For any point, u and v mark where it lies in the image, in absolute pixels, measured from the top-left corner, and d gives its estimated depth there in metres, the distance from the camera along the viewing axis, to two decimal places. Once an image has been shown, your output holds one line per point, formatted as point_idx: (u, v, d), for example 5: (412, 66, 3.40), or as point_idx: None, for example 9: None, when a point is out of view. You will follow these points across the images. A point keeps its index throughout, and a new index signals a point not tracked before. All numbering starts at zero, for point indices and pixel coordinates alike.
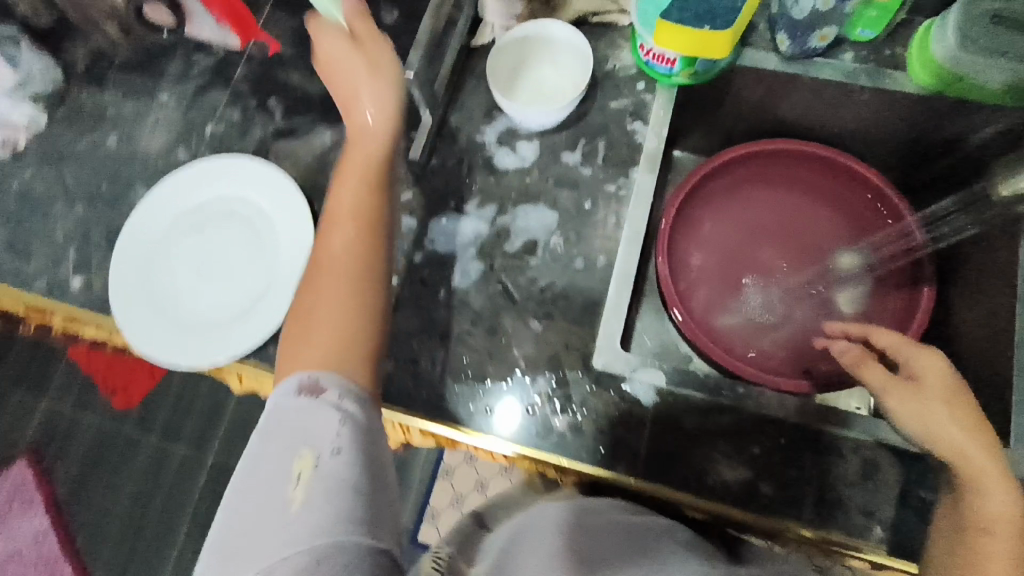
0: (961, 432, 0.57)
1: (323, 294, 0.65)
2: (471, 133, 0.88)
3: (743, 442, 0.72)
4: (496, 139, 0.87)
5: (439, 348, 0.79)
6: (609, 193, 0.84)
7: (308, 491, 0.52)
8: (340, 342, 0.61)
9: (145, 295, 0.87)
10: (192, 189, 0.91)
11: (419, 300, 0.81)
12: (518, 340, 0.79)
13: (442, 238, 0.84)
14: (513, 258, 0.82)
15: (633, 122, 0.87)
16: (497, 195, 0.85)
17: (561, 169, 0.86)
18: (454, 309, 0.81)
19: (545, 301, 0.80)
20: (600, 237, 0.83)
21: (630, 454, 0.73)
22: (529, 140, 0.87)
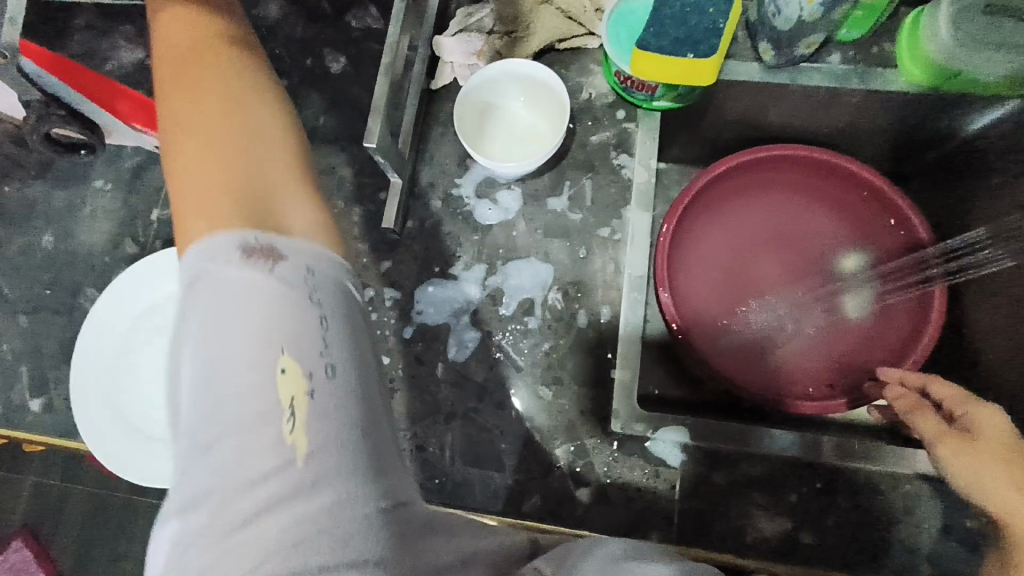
0: (1006, 482, 0.48)
1: (191, 129, 0.43)
2: (446, 187, 0.81)
3: (779, 490, 0.69)
4: (474, 192, 0.81)
5: (447, 433, 0.73)
6: (603, 237, 0.79)
7: (308, 431, 0.38)
8: (259, 181, 0.43)
9: (110, 417, 0.78)
10: (145, 288, 0.82)
11: (417, 382, 0.75)
12: (529, 410, 0.74)
13: (432, 309, 0.77)
14: (510, 321, 0.76)
15: (619, 154, 0.81)
16: (483, 253, 0.79)
17: (549, 216, 0.80)
18: (455, 386, 0.75)
19: (552, 364, 0.75)
20: (600, 286, 0.78)
21: (664, 521, 0.69)
22: (509, 188, 0.81)
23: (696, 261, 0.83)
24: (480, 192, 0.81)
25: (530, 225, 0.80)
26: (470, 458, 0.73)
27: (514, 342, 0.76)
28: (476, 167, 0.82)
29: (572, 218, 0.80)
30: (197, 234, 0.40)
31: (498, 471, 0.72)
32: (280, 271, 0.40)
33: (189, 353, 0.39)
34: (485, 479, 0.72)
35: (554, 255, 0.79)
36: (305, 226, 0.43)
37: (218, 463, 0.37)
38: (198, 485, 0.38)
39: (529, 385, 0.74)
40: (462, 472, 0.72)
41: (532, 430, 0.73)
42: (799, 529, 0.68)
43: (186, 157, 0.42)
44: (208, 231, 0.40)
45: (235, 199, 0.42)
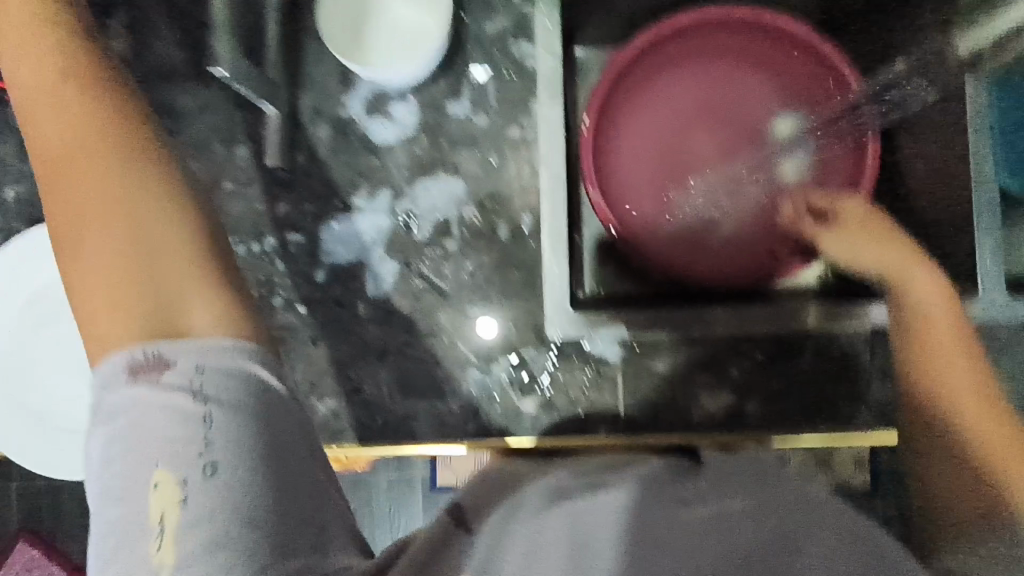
0: (948, 363, 0.58)
1: (75, 242, 0.44)
2: (332, 114, 0.72)
3: (720, 367, 0.70)
4: (362, 108, 0.72)
5: (381, 370, 0.70)
6: (515, 139, 0.72)
7: (177, 544, 0.39)
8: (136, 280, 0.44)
9: (24, 418, 0.72)
10: (20, 275, 0.72)
11: (335, 330, 0.70)
12: (458, 337, 0.70)
13: (342, 249, 0.71)
14: (431, 246, 0.71)
15: (517, 42, 0.72)
16: (389, 180, 0.72)
17: (447, 125, 0.72)
18: (382, 322, 0.70)
19: (480, 283, 0.71)
20: (517, 192, 0.71)
21: (611, 416, 0.70)
22: (401, 99, 0.72)
23: (615, 139, 0.73)
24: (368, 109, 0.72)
25: (429, 139, 0.72)
26: (409, 390, 0.70)
27: (435, 269, 0.71)
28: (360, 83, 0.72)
29: (477, 123, 0.72)
30: (98, 354, 0.43)
31: (444, 401, 0.70)
32: (166, 383, 0.42)
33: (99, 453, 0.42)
34: (431, 410, 0.70)
35: (468, 170, 0.72)
36: (205, 322, 0.44)
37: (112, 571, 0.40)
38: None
39: (454, 314, 0.70)
40: (404, 406, 0.70)
41: (470, 358, 0.70)
42: (743, 403, 0.70)
43: (64, 248, 0.45)
44: (105, 353, 0.43)
45: (143, 312, 0.43)
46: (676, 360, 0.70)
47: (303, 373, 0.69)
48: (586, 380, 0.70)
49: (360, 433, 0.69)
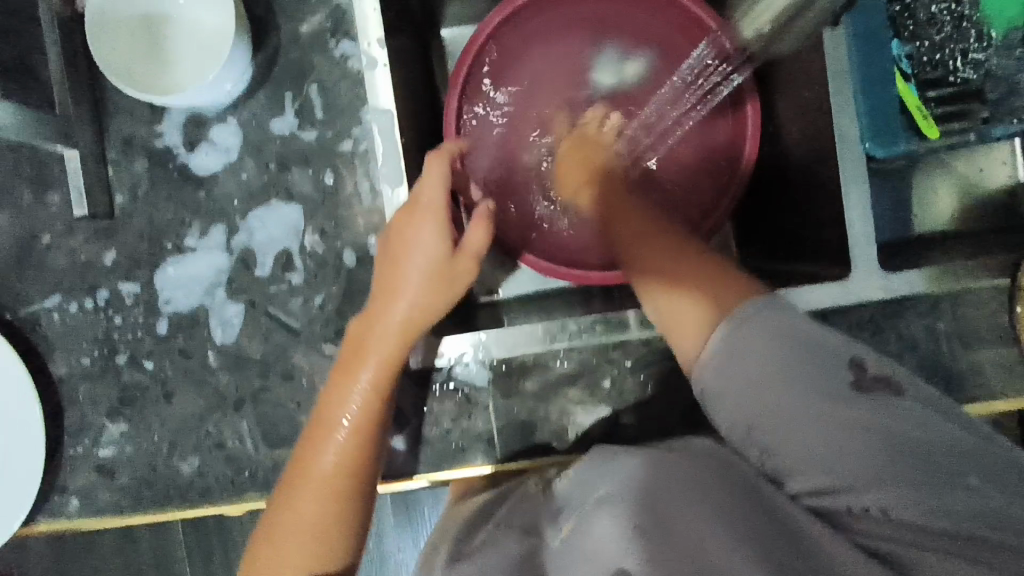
0: (664, 278, 0.44)
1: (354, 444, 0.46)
2: (148, 135, 0.60)
3: (594, 379, 0.60)
4: (181, 138, 0.60)
5: (242, 416, 0.60)
6: (347, 152, 0.60)
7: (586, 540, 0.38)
8: (320, 538, 0.44)
9: None
10: None
11: (194, 374, 0.60)
12: (317, 378, 0.60)
13: (178, 292, 0.60)
14: (269, 283, 0.60)
15: (341, 45, 0.59)
16: (217, 207, 0.60)
17: (277, 144, 0.60)
18: (303, 334, 0.60)
19: (327, 319, 0.60)
20: (360, 217, 0.60)
21: (486, 439, 0.60)
22: (278, 116, 0.60)
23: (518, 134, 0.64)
24: (188, 138, 0.60)
25: (259, 161, 0.60)
26: (272, 440, 0.60)
27: (283, 306, 0.60)
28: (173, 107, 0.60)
29: (342, 146, 0.60)
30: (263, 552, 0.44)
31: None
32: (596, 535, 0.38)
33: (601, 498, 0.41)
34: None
35: (345, 192, 0.60)
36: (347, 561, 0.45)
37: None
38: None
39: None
40: (268, 456, 0.60)
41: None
42: (623, 413, 0.60)
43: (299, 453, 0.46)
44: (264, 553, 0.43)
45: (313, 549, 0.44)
46: (624, 408, 0.60)
47: (161, 432, 0.61)
48: (497, 419, 0.60)
49: (225, 489, 0.60)
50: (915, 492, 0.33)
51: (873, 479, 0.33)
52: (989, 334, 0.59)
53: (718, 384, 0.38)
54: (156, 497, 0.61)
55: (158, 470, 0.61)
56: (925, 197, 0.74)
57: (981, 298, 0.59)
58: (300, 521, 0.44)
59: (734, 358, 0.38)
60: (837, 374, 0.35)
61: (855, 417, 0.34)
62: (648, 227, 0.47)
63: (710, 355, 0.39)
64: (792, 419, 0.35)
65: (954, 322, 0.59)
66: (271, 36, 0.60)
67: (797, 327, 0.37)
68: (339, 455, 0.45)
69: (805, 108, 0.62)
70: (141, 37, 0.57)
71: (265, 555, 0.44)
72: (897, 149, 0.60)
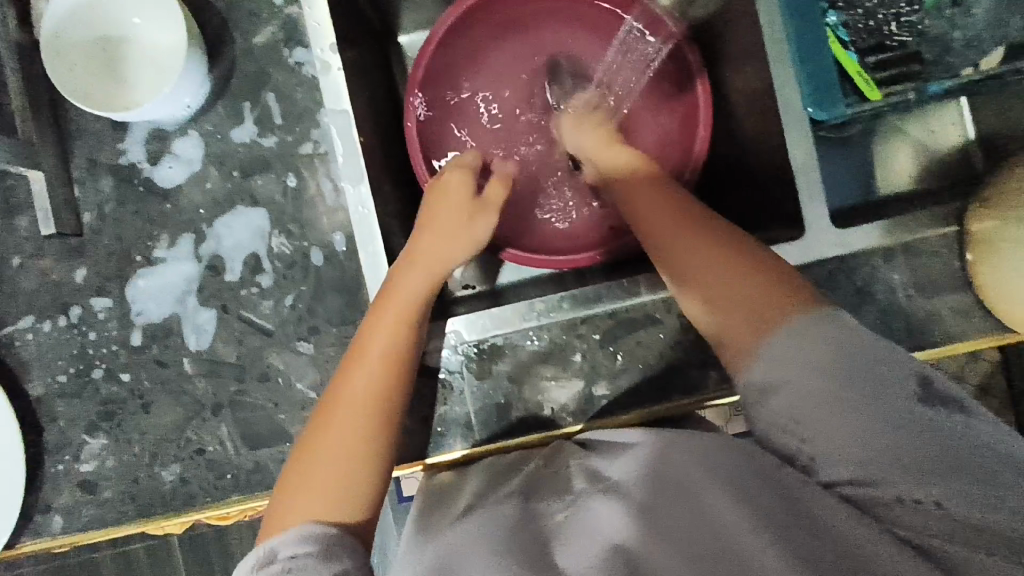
0: (724, 288, 0.47)
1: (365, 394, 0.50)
2: (111, 153, 0.61)
3: (565, 356, 0.61)
4: (144, 153, 0.61)
5: (221, 422, 0.61)
6: (307, 154, 0.61)
7: (578, 524, 0.45)
8: (338, 471, 0.48)
9: None
10: None
11: (171, 384, 0.61)
12: (292, 377, 0.61)
13: (151, 303, 0.61)
14: (240, 288, 0.61)
15: (294, 51, 0.61)
16: (183, 219, 0.61)
17: (239, 153, 0.61)
18: (275, 336, 0.61)
19: (298, 318, 0.61)
20: (324, 216, 0.61)
21: (463, 425, 0.60)
22: (239, 124, 0.61)
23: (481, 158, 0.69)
24: (151, 152, 0.61)
25: (223, 170, 0.61)
26: (252, 441, 0.61)
27: (255, 309, 0.61)
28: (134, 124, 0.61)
29: (302, 148, 0.61)
30: (288, 470, 0.49)
31: (287, 445, 0.60)
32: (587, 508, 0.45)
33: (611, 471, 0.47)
34: (278, 455, 0.60)
35: (309, 193, 0.61)
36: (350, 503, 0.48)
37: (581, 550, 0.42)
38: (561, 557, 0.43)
39: (312, 365, 0.60)
40: (250, 458, 0.61)
41: (310, 410, 0.60)
42: (596, 387, 0.61)
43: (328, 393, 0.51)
44: (292, 471, 0.49)
45: (330, 476, 0.48)
46: (596, 381, 0.61)
47: (142, 443, 0.61)
48: (473, 403, 0.61)
49: (210, 494, 0.61)
50: (905, 461, 0.38)
51: (898, 461, 0.38)
52: (944, 283, 0.60)
53: (783, 382, 0.42)
54: (141, 508, 0.61)
55: (140, 481, 0.61)
56: (881, 162, 0.77)
57: (932, 247, 0.60)
58: (320, 451, 0.49)
59: (812, 357, 0.41)
60: (888, 381, 0.40)
61: (881, 413, 0.39)
62: (682, 224, 0.51)
63: (788, 353, 0.42)
64: (836, 411, 0.40)
65: (907, 273, 0.60)
66: (226, 49, 0.61)
67: (868, 344, 0.41)
68: (365, 398, 0.49)
69: (751, 79, 0.64)
70: (97, 59, 0.58)
71: (294, 486, 0.47)
72: (838, 111, 0.61)
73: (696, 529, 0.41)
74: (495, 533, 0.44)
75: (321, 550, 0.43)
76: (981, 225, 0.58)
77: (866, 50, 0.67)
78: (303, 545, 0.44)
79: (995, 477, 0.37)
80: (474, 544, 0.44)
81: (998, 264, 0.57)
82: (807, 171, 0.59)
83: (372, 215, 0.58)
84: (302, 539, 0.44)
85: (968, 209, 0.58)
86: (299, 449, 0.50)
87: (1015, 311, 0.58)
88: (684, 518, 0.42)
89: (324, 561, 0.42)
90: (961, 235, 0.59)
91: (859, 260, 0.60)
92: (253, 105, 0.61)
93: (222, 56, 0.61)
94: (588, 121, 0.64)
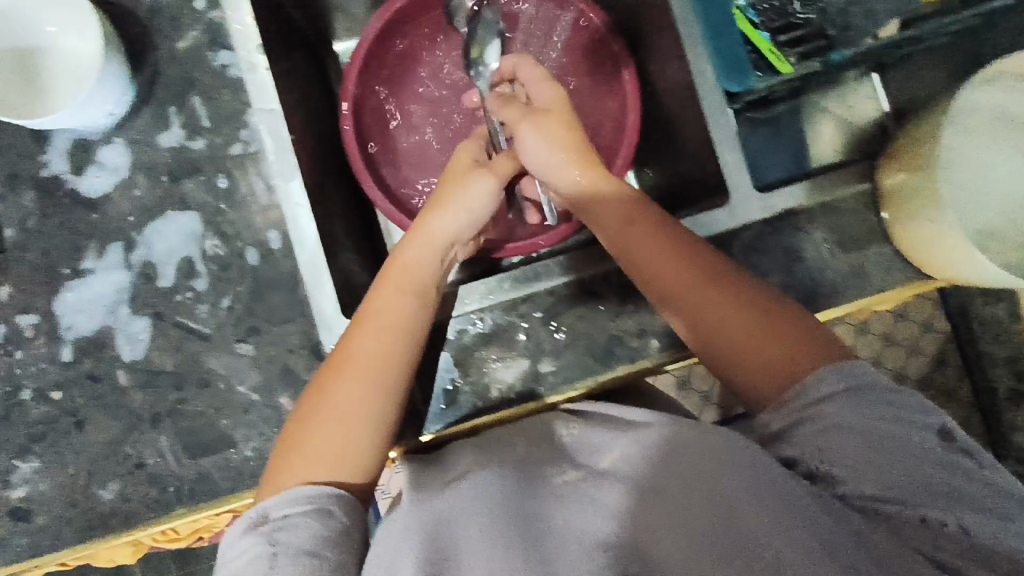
0: (741, 337, 0.50)
1: (368, 368, 0.49)
2: (36, 166, 0.61)
3: (510, 337, 0.61)
4: (69, 164, 0.61)
5: (160, 434, 0.59)
6: (237, 154, 0.62)
7: (578, 504, 0.48)
8: (339, 441, 0.48)
9: None
10: None
11: (106, 398, 0.59)
12: (233, 381, 0.59)
13: (80, 316, 0.60)
14: (175, 293, 0.60)
15: (217, 54, 0.62)
16: (114, 228, 0.61)
17: (166, 158, 0.61)
18: (214, 339, 0.60)
19: (236, 320, 0.60)
20: (258, 214, 0.61)
21: (412, 414, 0.60)
22: (165, 129, 0.62)
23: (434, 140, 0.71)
24: (74, 163, 0.61)
25: (151, 177, 0.61)
26: (194, 450, 0.58)
27: (191, 313, 0.60)
28: (55, 133, 0.61)
29: (232, 149, 0.62)
30: (289, 439, 0.49)
31: (232, 451, 0.58)
32: (596, 490, 0.49)
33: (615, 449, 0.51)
34: (221, 462, 0.58)
35: (240, 192, 0.61)
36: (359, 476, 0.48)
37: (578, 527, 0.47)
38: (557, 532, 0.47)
39: (253, 366, 0.59)
40: (193, 468, 0.58)
41: (254, 413, 0.58)
42: (542, 365, 0.61)
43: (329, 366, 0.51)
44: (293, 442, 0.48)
45: (331, 447, 0.47)
46: (543, 360, 0.61)
47: (77, 462, 0.58)
48: (421, 391, 0.60)
49: (152, 511, 0.58)
50: (926, 489, 0.42)
51: (918, 485, 0.42)
52: (865, 237, 0.63)
53: (804, 421, 0.45)
54: (78, 533, 0.57)
55: (76, 504, 0.58)
56: (810, 137, 0.75)
57: (850, 205, 0.63)
58: (323, 419, 0.48)
59: (835, 411, 0.45)
60: (909, 425, 0.44)
61: (908, 453, 0.43)
62: (688, 269, 0.52)
63: (820, 404, 0.45)
64: (867, 453, 0.43)
65: (829, 232, 0.63)
66: (148, 56, 0.62)
67: (869, 378, 0.46)
68: (375, 364, 0.49)
69: (667, 59, 0.67)
70: (16, 71, 0.60)
71: (300, 443, 0.48)
72: (750, 82, 0.63)
73: (693, 501, 0.44)
74: (486, 511, 0.47)
75: (317, 509, 0.45)
76: (891, 178, 0.60)
77: (775, 31, 0.71)
78: (299, 504, 0.45)
79: (926, 459, 0.43)
80: (467, 523, 0.47)
81: (908, 214, 0.58)
82: (724, 140, 0.62)
83: (308, 210, 0.59)
84: (299, 497, 0.45)
85: (877, 165, 0.63)
86: (296, 420, 0.49)
87: (932, 260, 0.60)
88: (687, 494, 0.45)
89: (318, 523, 0.44)
90: (874, 191, 0.63)
91: (784, 221, 0.63)
92: (180, 110, 0.62)
93: (145, 63, 0.62)
94: (551, 132, 0.57)
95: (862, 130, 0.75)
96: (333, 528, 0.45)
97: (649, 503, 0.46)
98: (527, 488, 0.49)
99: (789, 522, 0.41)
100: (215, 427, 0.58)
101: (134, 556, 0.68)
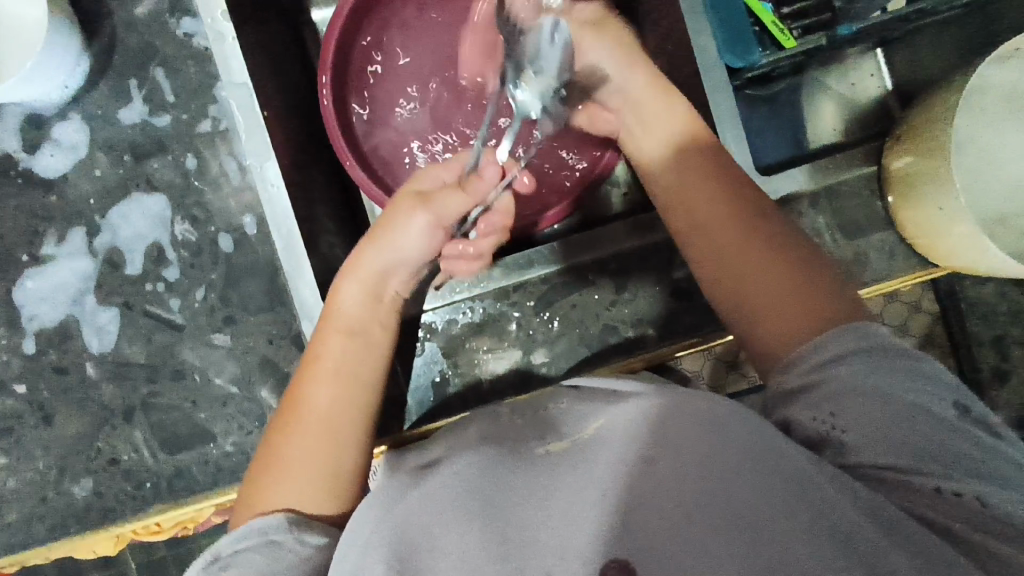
0: (764, 283, 0.46)
1: (321, 413, 0.46)
2: None
3: (499, 329, 0.59)
4: (22, 143, 0.58)
5: (133, 428, 0.56)
6: (206, 132, 0.59)
7: (574, 495, 0.37)
8: (309, 475, 0.45)
9: None
10: None
11: (72, 390, 0.56)
12: (210, 373, 0.56)
13: (43, 306, 0.57)
14: (144, 278, 0.57)
15: (181, 21, 0.58)
16: (75, 210, 0.58)
17: (128, 134, 0.58)
18: (186, 328, 0.57)
19: (210, 307, 0.57)
20: (229, 195, 0.58)
21: (399, 406, 0.58)
22: (125, 102, 0.58)
23: (414, 123, 0.63)
24: (29, 142, 0.58)
25: (113, 156, 0.58)
26: (171, 445, 0.56)
27: (162, 304, 0.57)
28: (7, 109, 0.58)
29: (200, 127, 0.59)
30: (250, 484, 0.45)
31: (211, 446, 0.55)
32: (597, 475, 0.38)
33: (598, 424, 0.41)
34: (199, 458, 0.55)
35: (212, 173, 0.58)
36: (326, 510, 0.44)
37: (567, 518, 0.36)
38: (546, 532, 0.36)
39: (230, 358, 0.56)
40: (170, 464, 0.55)
41: (232, 406, 0.56)
42: (531, 355, 0.59)
43: (288, 408, 0.47)
44: (255, 488, 0.45)
45: (302, 486, 0.44)
46: (534, 348, 0.59)
47: (47, 459, 0.56)
48: (409, 383, 0.58)
49: (127, 508, 0.55)
50: (950, 456, 0.37)
51: (944, 452, 0.37)
52: (867, 219, 0.61)
53: (818, 382, 0.41)
54: (53, 532, 0.55)
55: (49, 501, 0.55)
56: (809, 118, 0.71)
57: (852, 190, 0.61)
58: (283, 461, 0.45)
59: (848, 369, 0.40)
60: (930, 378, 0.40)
61: (931, 438, 0.38)
62: (738, 215, 0.49)
63: (830, 364, 0.41)
64: (889, 432, 0.38)
65: (831, 218, 0.61)
66: (106, 23, 0.58)
67: (883, 339, 0.42)
68: (328, 411, 0.47)
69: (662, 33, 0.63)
70: None
71: (272, 483, 0.44)
72: (754, 59, 0.61)
73: (717, 509, 0.35)
74: (464, 496, 0.39)
75: (265, 542, 0.41)
76: (899, 160, 0.58)
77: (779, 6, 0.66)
78: (248, 538, 0.41)
79: (949, 424, 0.38)
80: (441, 510, 0.38)
81: (915, 197, 0.56)
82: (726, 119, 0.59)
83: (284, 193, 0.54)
84: (249, 532, 0.42)
85: (885, 146, 0.60)
86: (257, 458, 0.47)
87: (938, 245, 0.57)
88: (714, 503, 0.35)
89: (267, 555, 0.40)
90: (880, 174, 0.61)
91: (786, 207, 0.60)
92: (143, 80, 0.58)
93: (101, 29, 0.58)
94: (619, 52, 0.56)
95: (864, 109, 0.71)
96: (284, 559, 0.40)
97: (666, 497, 0.36)
98: (510, 464, 0.40)
99: (796, 519, 0.34)
100: (189, 420, 0.56)
101: (119, 548, 0.67)
